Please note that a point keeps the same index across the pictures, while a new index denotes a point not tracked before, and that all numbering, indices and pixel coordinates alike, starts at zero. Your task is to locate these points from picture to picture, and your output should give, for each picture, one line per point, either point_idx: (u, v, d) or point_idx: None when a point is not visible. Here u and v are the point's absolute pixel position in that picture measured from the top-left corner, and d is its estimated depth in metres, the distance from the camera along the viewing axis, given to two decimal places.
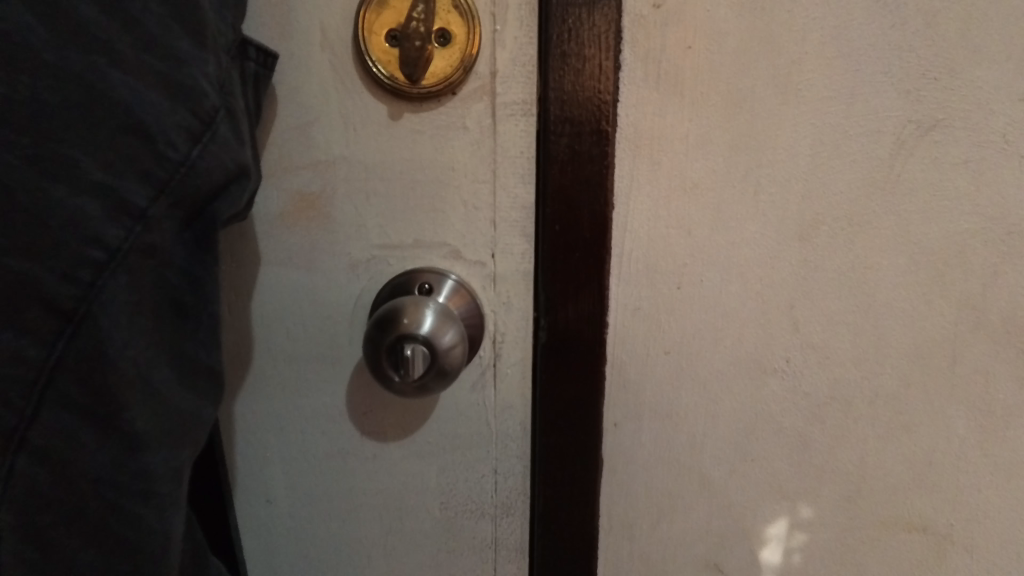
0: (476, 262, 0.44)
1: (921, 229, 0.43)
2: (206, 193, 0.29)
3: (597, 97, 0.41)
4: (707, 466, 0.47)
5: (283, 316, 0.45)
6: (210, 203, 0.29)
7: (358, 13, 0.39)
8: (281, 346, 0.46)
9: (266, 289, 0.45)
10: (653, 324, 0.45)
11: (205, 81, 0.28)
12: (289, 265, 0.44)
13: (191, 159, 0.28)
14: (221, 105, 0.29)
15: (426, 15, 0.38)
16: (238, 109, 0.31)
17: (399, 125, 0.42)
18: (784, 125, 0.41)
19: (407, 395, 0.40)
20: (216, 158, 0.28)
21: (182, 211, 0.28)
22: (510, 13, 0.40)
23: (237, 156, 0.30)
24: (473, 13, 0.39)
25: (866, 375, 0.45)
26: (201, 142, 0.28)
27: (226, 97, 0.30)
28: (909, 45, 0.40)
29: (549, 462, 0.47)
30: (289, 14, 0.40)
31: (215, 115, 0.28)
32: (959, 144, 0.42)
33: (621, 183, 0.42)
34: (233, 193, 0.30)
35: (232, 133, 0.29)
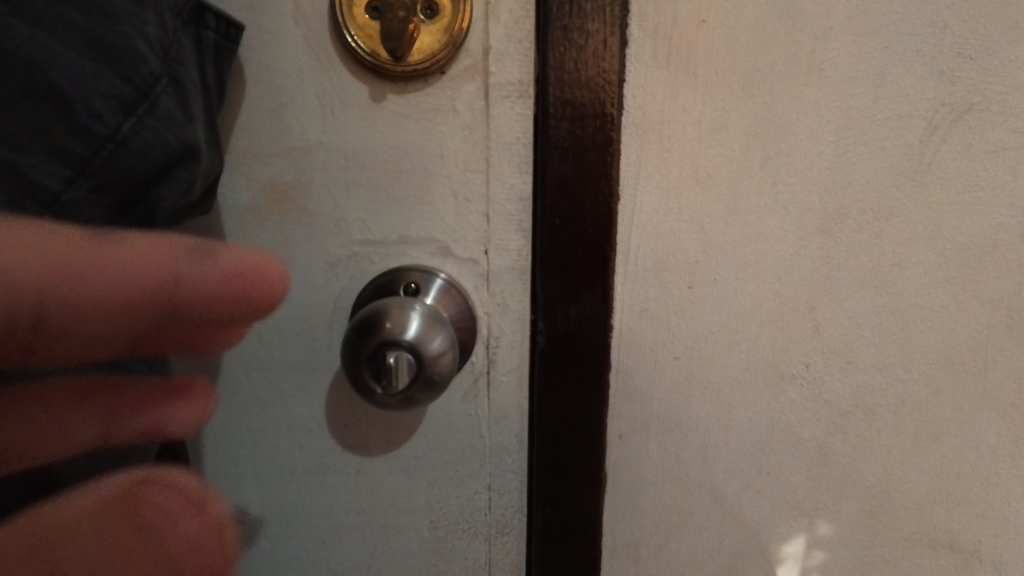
0: (467, 259, 0.40)
1: (953, 223, 0.39)
2: (141, 174, 0.26)
3: (601, 76, 0.37)
4: (718, 481, 0.44)
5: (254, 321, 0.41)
6: (149, 187, 0.27)
7: None
8: (252, 353, 0.41)
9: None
10: (662, 327, 0.41)
11: (142, 42, 0.25)
12: None
13: (122, 132, 0.25)
14: (164, 74, 0.26)
15: None
16: (189, 83, 0.28)
17: (382, 108, 0.38)
18: (807, 107, 0.38)
19: (391, 407, 0.36)
20: (152, 134, 0.26)
21: (115, 195, 0.26)
22: None
23: (183, 133, 0.27)
24: None
25: (892, 382, 0.42)
26: (135, 114, 0.25)
27: (169, 65, 0.27)
28: (942, 20, 0.37)
29: (548, 478, 0.43)
30: None
31: (155, 83, 0.26)
32: (996, 129, 0.38)
33: (627, 172, 0.38)
34: (178, 177, 0.28)
35: (176, 107, 0.27)
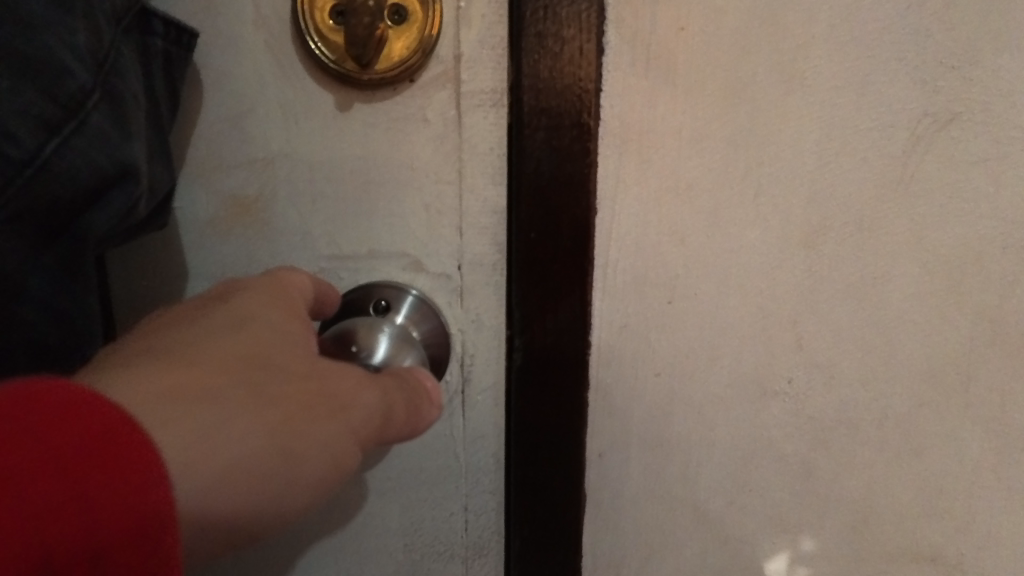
0: (440, 274, 0.39)
1: (936, 234, 0.38)
2: (69, 200, 0.25)
3: (577, 85, 0.35)
4: (700, 499, 0.43)
5: None
6: (78, 211, 0.25)
7: None
8: None
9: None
10: (642, 343, 0.40)
11: (68, 54, 0.24)
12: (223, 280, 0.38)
13: (43, 155, 0.23)
14: (95, 89, 0.25)
15: None
16: (135, 94, 0.27)
17: (349, 117, 0.36)
18: (789, 117, 0.36)
19: None
20: (81, 156, 0.24)
21: (38, 222, 0.25)
22: None
23: (116, 151, 0.25)
24: None
25: (876, 396, 0.41)
26: (60, 134, 0.24)
27: (104, 78, 0.25)
28: (926, 28, 0.36)
29: (526, 499, 0.42)
30: None
31: (85, 98, 0.24)
32: (979, 139, 0.37)
33: (605, 184, 0.37)
34: (112, 199, 0.26)
35: (111, 124, 0.25)
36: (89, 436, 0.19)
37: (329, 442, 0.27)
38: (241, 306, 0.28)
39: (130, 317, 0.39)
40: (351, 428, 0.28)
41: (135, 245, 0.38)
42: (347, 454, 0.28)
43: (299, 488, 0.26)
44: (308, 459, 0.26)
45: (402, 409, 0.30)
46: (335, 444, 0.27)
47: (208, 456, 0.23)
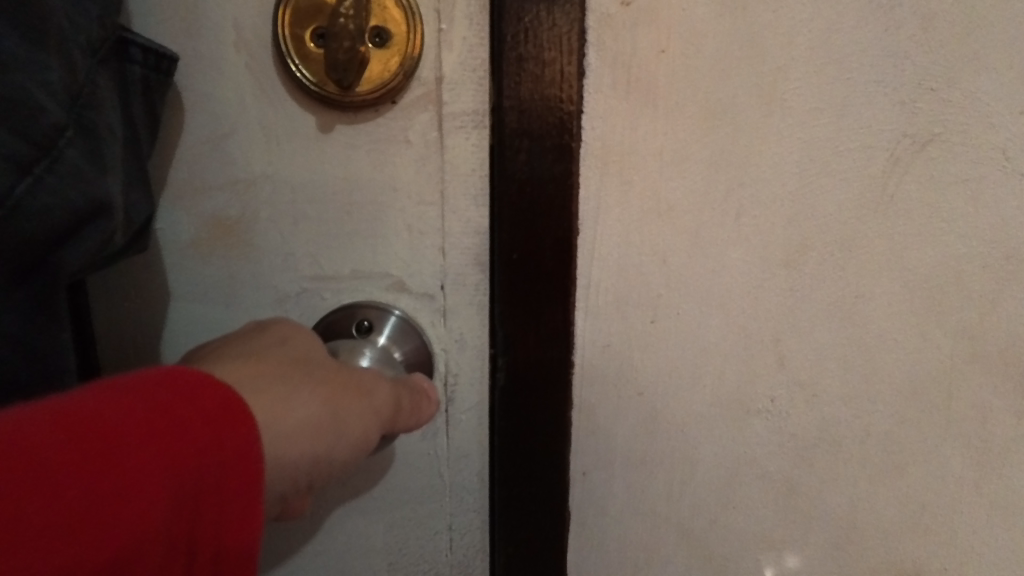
0: (422, 294, 0.39)
1: (917, 254, 0.39)
2: (42, 239, 0.25)
3: (559, 107, 0.35)
4: (684, 516, 0.43)
5: None
6: (52, 249, 0.25)
7: (278, 7, 0.34)
8: None
9: (177, 330, 0.39)
10: (624, 362, 0.40)
11: (42, 91, 0.23)
12: (207, 301, 0.38)
13: (16, 195, 0.23)
14: (68, 124, 0.25)
15: (357, 11, 0.32)
16: (111, 123, 0.27)
17: (331, 138, 0.36)
18: (769, 138, 0.37)
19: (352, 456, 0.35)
20: (54, 194, 0.24)
21: (10, 262, 0.24)
22: (458, 11, 0.35)
23: (91, 189, 0.26)
24: (414, 10, 0.34)
25: (858, 414, 0.41)
26: (33, 173, 0.24)
27: (78, 110, 0.25)
28: (905, 51, 0.36)
29: (510, 518, 0.42)
30: (196, 9, 0.34)
31: (58, 134, 0.24)
32: (958, 160, 0.37)
33: (587, 205, 0.37)
34: (88, 235, 0.26)
35: (84, 158, 0.25)
36: (206, 411, 0.23)
37: (363, 419, 0.29)
38: (285, 327, 0.31)
39: (114, 336, 0.39)
40: (380, 408, 0.30)
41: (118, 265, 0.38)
42: (376, 432, 0.30)
43: (343, 454, 0.28)
44: (352, 429, 0.28)
45: (408, 401, 0.32)
46: (367, 419, 0.29)
47: (280, 419, 0.26)
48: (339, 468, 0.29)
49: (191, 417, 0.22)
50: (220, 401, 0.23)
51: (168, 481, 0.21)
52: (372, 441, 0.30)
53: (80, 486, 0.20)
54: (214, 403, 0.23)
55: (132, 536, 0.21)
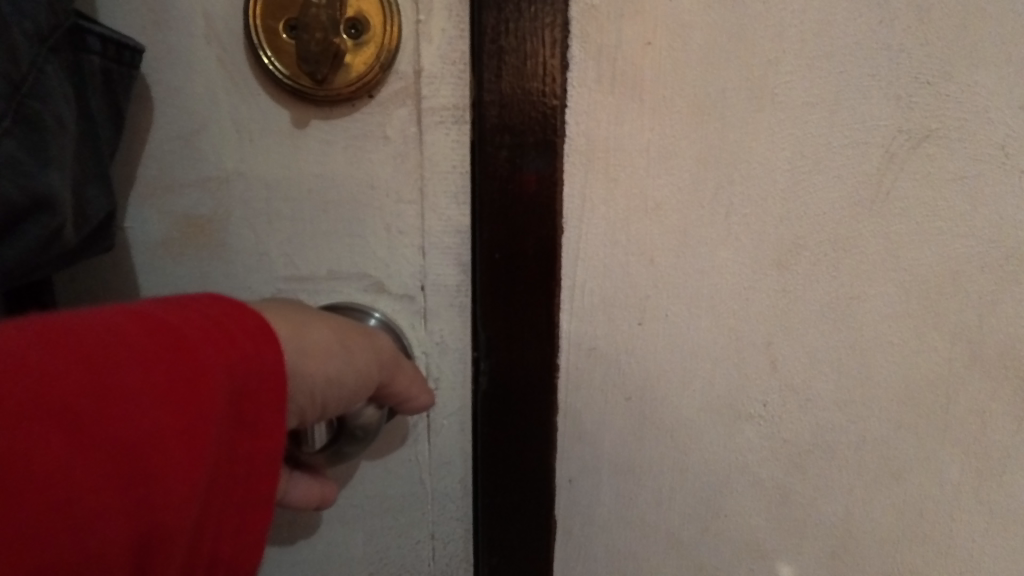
0: (402, 295, 0.38)
1: (913, 254, 0.37)
2: None
3: (542, 101, 0.34)
4: (674, 524, 0.41)
5: None
6: None
7: None
8: None
9: None
10: (611, 365, 0.38)
11: None
12: None
13: None
14: (10, 113, 0.25)
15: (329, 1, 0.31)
16: (61, 114, 0.27)
17: (305, 134, 0.35)
18: (759, 134, 0.35)
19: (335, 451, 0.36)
20: None
21: None
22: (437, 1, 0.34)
23: (30, 182, 0.25)
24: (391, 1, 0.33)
25: (853, 418, 0.40)
26: None
27: (19, 99, 0.25)
28: (899, 43, 0.35)
29: (494, 527, 0.40)
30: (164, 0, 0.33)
31: None
32: (955, 157, 0.36)
33: (571, 203, 0.36)
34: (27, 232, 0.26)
35: (24, 149, 0.25)
36: (250, 328, 0.25)
37: (368, 363, 0.31)
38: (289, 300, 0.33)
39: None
40: (384, 349, 0.33)
41: (87, 264, 0.37)
42: (379, 372, 0.32)
43: (350, 383, 0.30)
44: (359, 359, 0.31)
45: (410, 365, 0.34)
46: (371, 362, 0.31)
47: (299, 340, 0.28)
48: (341, 404, 0.31)
49: (239, 331, 0.25)
50: (258, 320, 0.26)
51: (221, 381, 0.24)
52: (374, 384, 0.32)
53: (150, 374, 0.22)
54: (255, 325, 0.26)
55: (191, 424, 0.23)
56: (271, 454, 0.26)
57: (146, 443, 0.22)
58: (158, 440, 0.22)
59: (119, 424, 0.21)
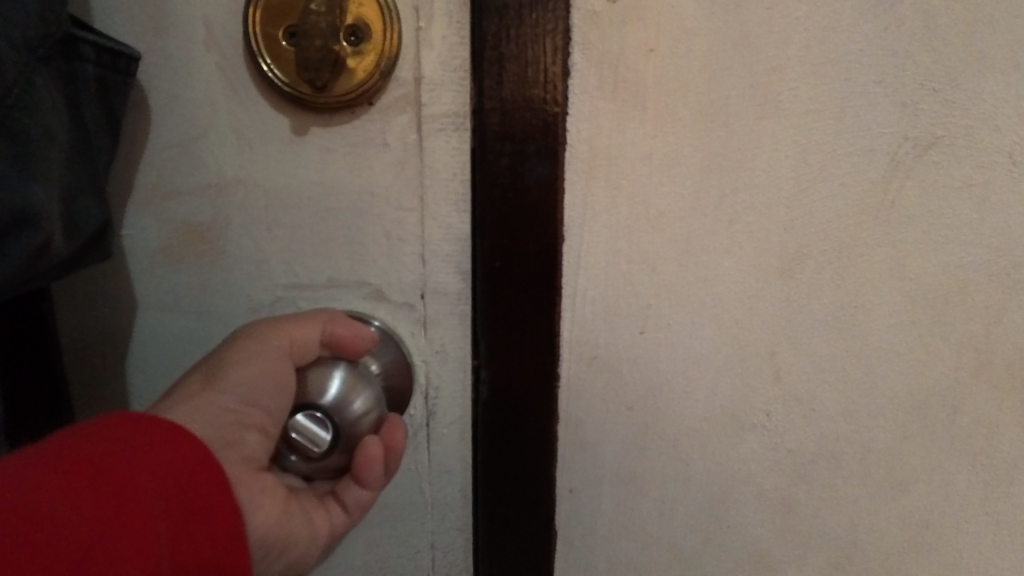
0: (402, 303, 0.37)
1: (919, 262, 0.37)
2: None
3: (544, 109, 0.34)
4: (676, 535, 0.41)
5: (167, 371, 0.39)
6: None
7: (248, 5, 0.32)
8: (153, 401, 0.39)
9: (146, 340, 0.38)
10: (612, 375, 0.38)
11: None
12: (177, 309, 0.38)
13: None
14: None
15: (328, 8, 0.31)
16: (48, 125, 0.27)
17: (305, 142, 0.35)
18: (763, 142, 0.35)
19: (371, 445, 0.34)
20: None
21: None
22: (437, 7, 0.33)
23: (22, 193, 0.26)
24: (390, 6, 0.33)
25: (858, 429, 0.39)
26: None
27: (4, 111, 0.25)
28: (905, 50, 0.34)
29: (494, 538, 0.40)
30: (163, 8, 0.33)
31: None
32: (961, 164, 0.36)
33: (573, 211, 0.36)
34: (14, 245, 0.26)
35: (12, 161, 0.26)
36: (168, 437, 0.29)
37: (267, 352, 0.33)
38: None
39: (87, 342, 0.38)
40: (254, 331, 0.33)
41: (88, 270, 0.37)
42: (274, 353, 0.33)
43: (245, 380, 0.32)
44: (234, 361, 0.32)
45: (297, 322, 0.34)
46: (273, 353, 0.33)
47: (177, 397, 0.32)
48: (270, 400, 0.34)
49: (156, 441, 0.29)
50: (171, 424, 0.30)
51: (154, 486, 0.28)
52: (280, 366, 0.33)
53: (76, 499, 0.26)
54: (169, 430, 0.29)
55: (130, 525, 0.27)
56: (231, 525, 0.30)
57: (102, 552, 0.26)
58: (111, 548, 0.26)
59: (74, 543, 0.25)
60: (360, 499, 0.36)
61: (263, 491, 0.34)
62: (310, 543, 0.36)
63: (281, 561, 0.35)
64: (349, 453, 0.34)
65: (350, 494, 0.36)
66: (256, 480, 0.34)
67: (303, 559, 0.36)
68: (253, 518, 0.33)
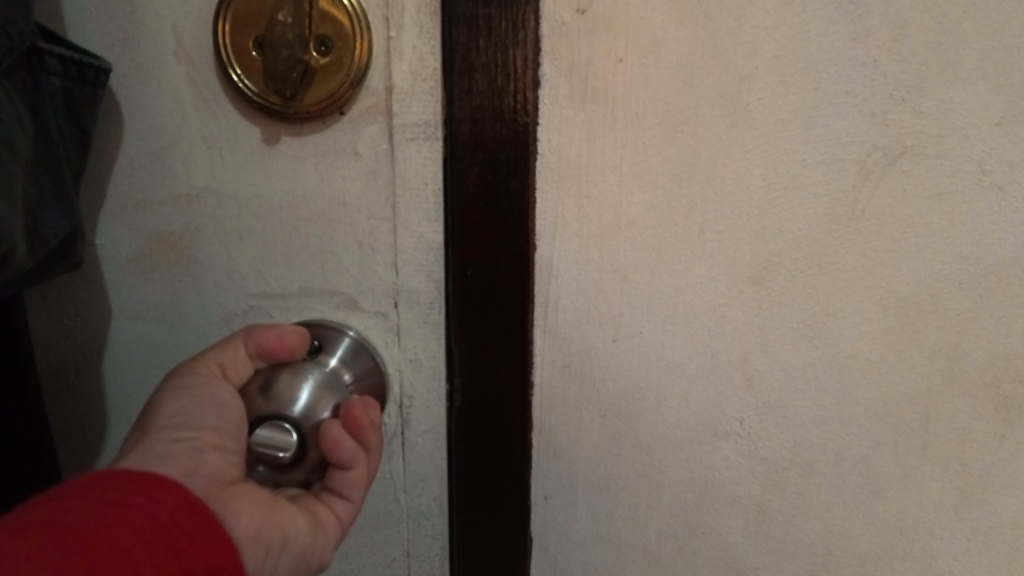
0: (374, 313, 0.38)
1: (890, 271, 0.37)
2: None
3: (514, 118, 0.34)
4: (650, 542, 0.41)
5: (139, 379, 0.39)
6: None
7: (217, 15, 0.33)
8: (127, 411, 0.40)
9: (119, 348, 0.39)
10: (586, 382, 0.38)
11: None
12: (148, 319, 0.38)
13: None
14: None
15: (294, 20, 0.31)
16: (11, 138, 0.28)
17: (275, 151, 0.35)
18: (732, 152, 0.35)
19: (333, 424, 0.34)
20: None
21: None
22: (407, 16, 0.33)
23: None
24: (360, 17, 0.33)
25: (831, 436, 0.39)
26: None
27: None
28: (874, 60, 0.34)
29: (469, 544, 0.41)
30: (132, 18, 0.34)
31: None
32: (933, 174, 0.36)
33: (543, 221, 0.36)
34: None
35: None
36: (138, 484, 0.29)
37: (197, 380, 0.33)
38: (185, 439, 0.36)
39: (63, 348, 0.39)
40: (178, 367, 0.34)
41: (61, 279, 0.38)
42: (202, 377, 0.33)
43: (181, 409, 0.32)
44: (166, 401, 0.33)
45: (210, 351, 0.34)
46: (204, 379, 0.33)
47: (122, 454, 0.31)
48: (215, 418, 0.33)
49: (127, 490, 0.28)
50: (138, 473, 0.29)
51: (130, 533, 0.27)
52: (213, 388, 0.33)
53: (48, 558, 0.25)
54: (138, 479, 0.29)
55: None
56: (222, 553, 0.29)
57: None
58: None
59: None
60: (352, 480, 0.35)
61: (240, 497, 0.32)
62: (316, 536, 0.34)
63: (289, 560, 0.34)
64: (319, 443, 0.34)
65: (337, 476, 0.35)
66: (232, 492, 0.32)
67: (315, 549, 0.35)
68: (235, 523, 0.31)
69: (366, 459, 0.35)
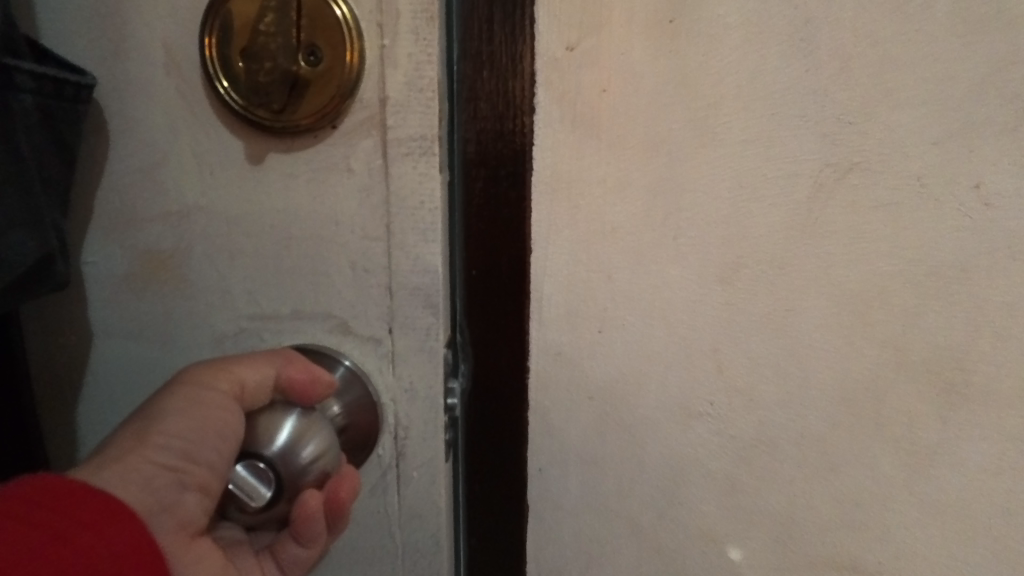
0: (368, 337, 0.43)
1: (841, 270, 0.41)
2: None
3: (513, 139, 0.41)
4: (632, 510, 0.47)
5: (125, 392, 0.46)
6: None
7: (207, 28, 0.38)
8: (110, 417, 0.47)
9: (108, 359, 0.46)
10: (575, 367, 0.45)
11: None
12: (136, 335, 0.45)
13: None
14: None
15: (275, 28, 0.36)
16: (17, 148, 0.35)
17: (266, 167, 0.41)
18: (701, 167, 0.41)
19: (310, 499, 0.38)
20: None
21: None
22: (402, 28, 0.38)
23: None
24: (355, 28, 0.38)
25: (792, 417, 0.44)
26: None
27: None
28: (824, 88, 0.39)
29: (473, 508, 0.49)
30: (128, 54, 0.40)
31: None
32: (876, 187, 0.40)
33: (539, 227, 0.42)
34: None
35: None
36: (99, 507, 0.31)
37: (215, 397, 0.37)
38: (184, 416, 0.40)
39: (56, 359, 0.46)
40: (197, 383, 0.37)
41: (57, 297, 0.45)
42: (219, 397, 0.37)
43: (191, 428, 0.36)
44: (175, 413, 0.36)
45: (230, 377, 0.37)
46: (220, 398, 0.37)
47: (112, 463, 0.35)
48: (215, 451, 0.37)
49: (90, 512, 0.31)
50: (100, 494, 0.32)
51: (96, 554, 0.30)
52: (228, 411, 0.37)
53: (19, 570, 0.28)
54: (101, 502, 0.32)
55: None
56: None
57: None
58: None
59: None
60: (296, 556, 0.41)
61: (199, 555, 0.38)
62: None
63: None
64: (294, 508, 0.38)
65: (287, 553, 0.41)
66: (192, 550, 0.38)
67: None
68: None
69: (320, 545, 0.41)
